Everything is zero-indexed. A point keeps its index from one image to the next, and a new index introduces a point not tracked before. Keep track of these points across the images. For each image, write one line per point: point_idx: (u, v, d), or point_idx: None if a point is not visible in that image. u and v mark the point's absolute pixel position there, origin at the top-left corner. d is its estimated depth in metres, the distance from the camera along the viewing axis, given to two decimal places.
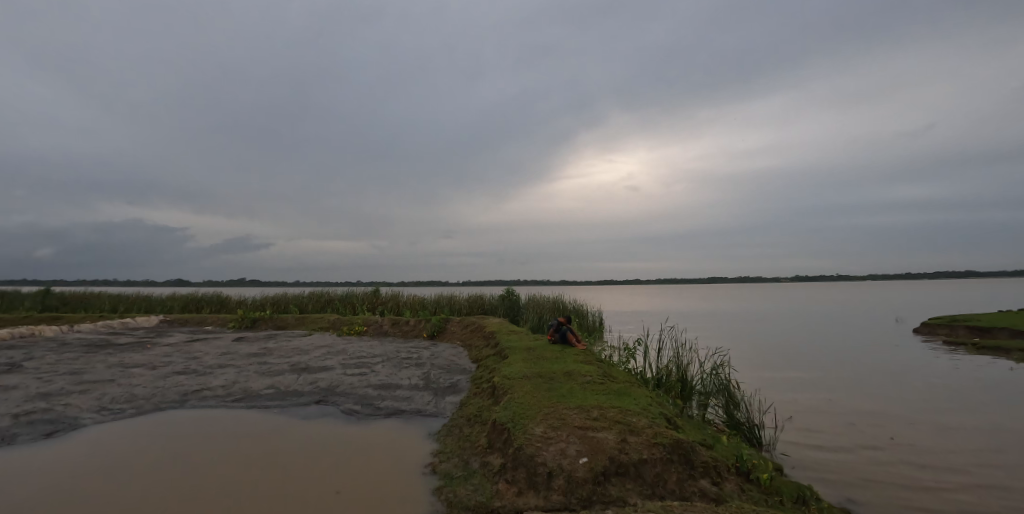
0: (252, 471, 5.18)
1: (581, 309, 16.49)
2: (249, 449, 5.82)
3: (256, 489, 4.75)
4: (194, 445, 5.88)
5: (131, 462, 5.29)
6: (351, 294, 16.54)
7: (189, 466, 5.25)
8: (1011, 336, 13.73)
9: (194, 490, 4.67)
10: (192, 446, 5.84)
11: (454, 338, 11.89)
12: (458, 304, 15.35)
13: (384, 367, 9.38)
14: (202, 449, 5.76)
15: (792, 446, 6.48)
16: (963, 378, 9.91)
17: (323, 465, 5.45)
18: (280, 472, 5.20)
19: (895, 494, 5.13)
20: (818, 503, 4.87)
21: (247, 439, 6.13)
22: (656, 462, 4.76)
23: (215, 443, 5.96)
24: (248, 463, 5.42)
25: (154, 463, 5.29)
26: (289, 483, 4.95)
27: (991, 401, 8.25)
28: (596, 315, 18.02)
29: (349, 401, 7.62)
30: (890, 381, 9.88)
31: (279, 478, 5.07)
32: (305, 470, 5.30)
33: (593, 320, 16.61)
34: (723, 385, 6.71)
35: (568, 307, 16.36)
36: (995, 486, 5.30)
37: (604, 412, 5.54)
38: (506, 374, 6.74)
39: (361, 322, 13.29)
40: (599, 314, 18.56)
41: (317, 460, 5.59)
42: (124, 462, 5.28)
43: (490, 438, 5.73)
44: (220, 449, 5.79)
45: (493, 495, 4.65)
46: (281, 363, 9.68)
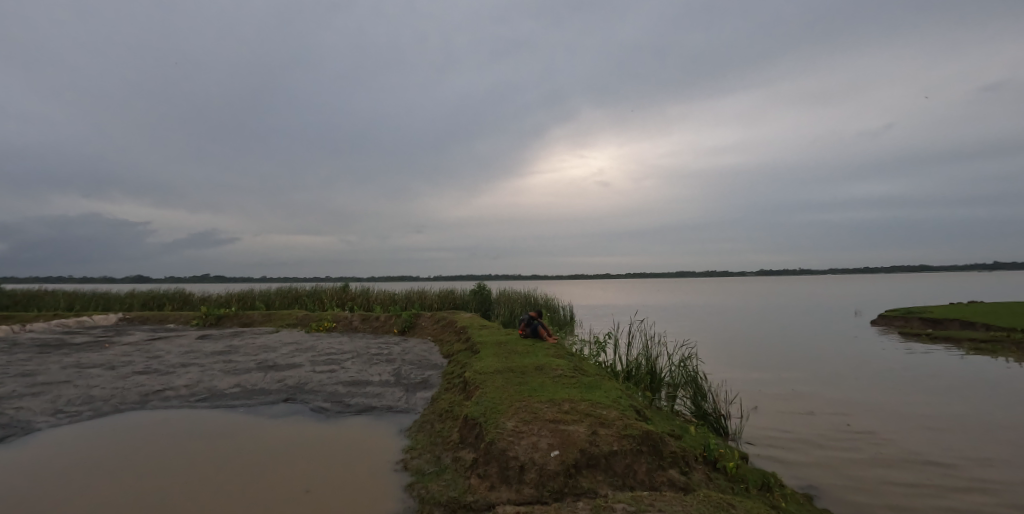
0: (222, 472, 5.04)
1: (552, 304, 16.62)
2: (217, 449, 5.68)
3: (227, 491, 4.62)
4: (158, 446, 5.67)
5: (92, 466, 5.06)
6: (319, 290, 16.13)
7: (156, 468, 5.09)
8: (961, 327, 14.56)
9: (159, 493, 4.50)
10: (156, 448, 5.62)
11: (425, 334, 11.81)
12: (430, 299, 15.24)
13: (354, 364, 9.21)
14: (169, 450, 5.58)
15: (758, 436, 6.76)
16: (921, 371, 10.45)
17: (297, 463, 5.40)
18: (251, 474, 5.05)
19: (853, 481, 5.47)
20: (781, 489, 5.08)
21: (214, 440, 5.95)
22: (626, 453, 4.84)
23: (182, 444, 5.75)
24: (217, 464, 5.25)
25: (115, 467, 5.06)
26: (257, 484, 4.81)
27: (944, 393, 8.77)
28: (567, 309, 18.15)
29: (319, 399, 7.45)
30: (853, 373, 10.32)
31: (251, 478, 4.95)
32: (277, 470, 5.16)
33: (564, 314, 16.77)
34: (691, 377, 6.80)
35: (539, 302, 16.46)
36: (940, 468, 5.76)
37: (575, 405, 5.61)
38: (478, 369, 6.68)
39: (330, 318, 13.03)
40: (569, 309, 18.50)
41: (288, 460, 5.45)
42: (86, 466, 5.05)
43: (462, 433, 5.71)
44: (187, 450, 5.60)
45: (465, 490, 4.64)
46: (246, 361, 9.41)
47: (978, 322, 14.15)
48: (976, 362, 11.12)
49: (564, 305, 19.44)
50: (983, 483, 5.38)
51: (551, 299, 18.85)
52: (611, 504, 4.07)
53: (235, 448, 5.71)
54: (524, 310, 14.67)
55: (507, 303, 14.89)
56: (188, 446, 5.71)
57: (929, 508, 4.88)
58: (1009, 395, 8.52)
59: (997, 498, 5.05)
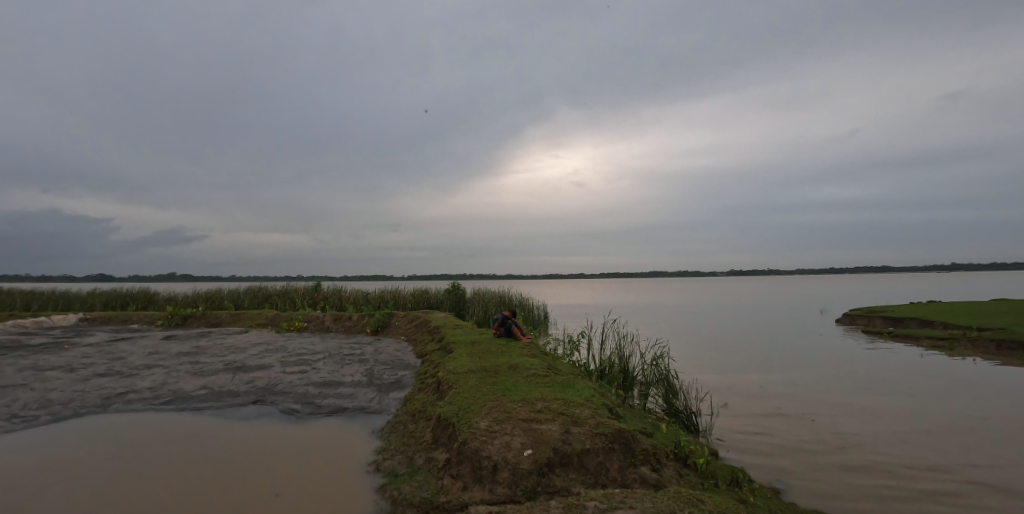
0: (189, 477, 4.90)
1: (526, 303, 16.68)
2: (184, 452, 5.51)
3: (194, 495, 4.50)
4: (122, 451, 5.48)
5: (52, 472, 4.86)
6: (290, 289, 15.80)
7: (119, 473, 4.91)
8: (920, 325, 15.20)
9: (122, 499, 4.35)
10: (120, 452, 5.43)
11: (398, 334, 11.70)
12: (403, 298, 15.11)
13: (326, 365, 9.05)
14: (133, 454, 5.39)
15: (728, 433, 6.92)
16: (882, 369, 10.85)
17: (268, 465, 5.29)
18: (221, 477, 4.93)
19: (818, 477, 5.67)
20: (748, 484, 5.21)
21: (181, 443, 5.78)
22: (598, 451, 4.89)
23: (147, 448, 5.57)
24: (184, 468, 5.10)
25: (76, 472, 4.87)
26: (227, 487, 4.70)
27: (903, 391, 9.13)
28: (542, 308, 18.24)
29: (289, 401, 7.30)
30: (819, 371, 10.65)
31: (220, 481, 4.83)
32: (247, 474, 5.05)
33: (538, 313, 16.85)
34: (663, 375, 6.90)
35: (513, 301, 16.48)
36: (898, 463, 6.04)
37: (548, 404, 5.63)
38: (452, 369, 6.65)
39: (301, 317, 12.78)
40: (544, 308, 18.59)
41: (259, 463, 5.33)
42: (45, 472, 4.84)
43: (435, 433, 5.68)
44: (153, 454, 5.42)
45: (438, 491, 4.62)
46: (213, 361, 9.16)
47: (935, 321, 14.79)
48: (934, 359, 11.63)
49: (538, 305, 19.55)
50: (941, 477, 5.61)
51: (525, 298, 18.92)
52: (584, 502, 4.11)
53: (203, 452, 5.56)
54: (498, 309, 14.68)
55: (482, 303, 14.85)
56: (154, 450, 5.53)
57: (892, 504, 5.05)
58: (964, 393, 8.92)
59: (953, 492, 5.27)
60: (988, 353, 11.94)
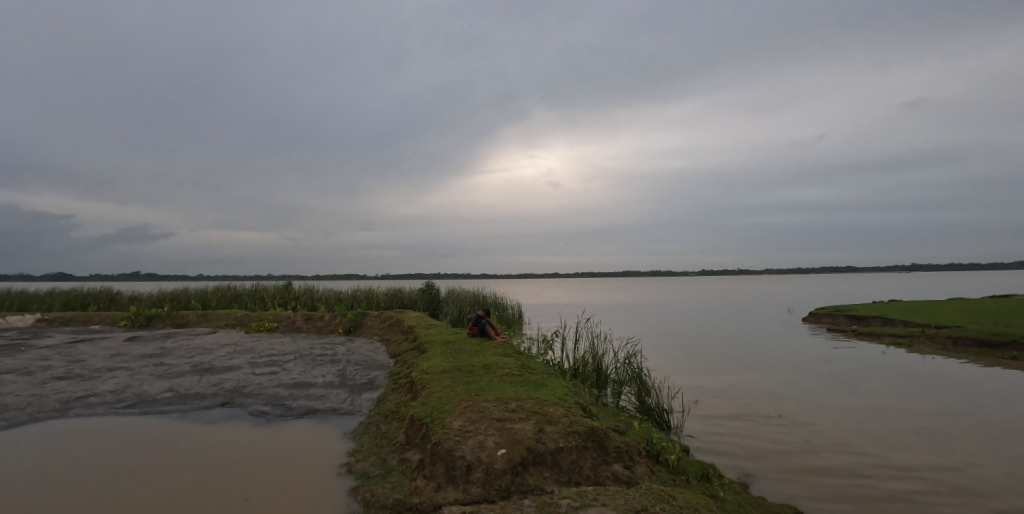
0: (153, 482, 4.75)
1: (501, 302, 16.69)
2: (149, 457, 5.35)
3: (158, 500, 4.37)
4: (81, 456, 5.28)
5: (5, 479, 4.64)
6: (260, 289, 15.45)
7: (79, 479, 4.73)
8: (882, 323, 15.79)
9: (80, 506, 4.18)
10: (80, 458, 5.23)
11: (371, 333, 11.58)
12: (377, 298, 14.94)
13: (297, 365, 8.88)
14: (93, 459, 5.20)
15: (698, 430, 7.08)
16: (847, 365, 11.22)
17: (236, 469, 5.15)
18: (187, 481, 4.80)
19: (784, 470, 5.85)
20: (718, 479, 5.33)
21: (145, 447, 5.60)
22: (572, 449, 4.92)
23: (108, 453, 5.37)
24: (147, 473, 4.95)
25: (32, 479, 4.67)
26: (193, 492, 4.58)
27: (866, 387, 9.48)
28: (516, 308, 18.28)
29: (258, 403, 7.13)
30: (787, 369, 10.95)
31: (186, 486, 4.70)
32: (213, 477, 4.92)
33: (512, 313, 16.90)
34: (636, 373, 6.98)
35: (488, 300, 16.48)
36: (858, 455, 6.28)
37: (522, 403, 5.64)
38: (425, 369, 6.60)
39: (271, 317, 12.51)
40: (519, 307, 18.63)
41: (227, 467, 5.20)
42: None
43: (408, 434, 5.63)
44: (116, 459, 5.25)
45: (411, 492, 4.58)
46: (179, 363, 8.88)
47: (897, 319, 15.37)
48: (895, 356, 12.09)
49: (513, 304, 19.59)
50: (902, 469, 5.84)
51: (500, 298, 18.94)
52: (557, 500, 4.14)
53: (169, 456, 5.39)
54: (472, 309, 14.65)
55: (456, 302, 14.80)
56: (116, 455, 5.35)
57: (857, 496, 5.24)
58: (921, 388, 9.34)
59: (914, 484, 5.49)
60: (944, 349, 12.48)
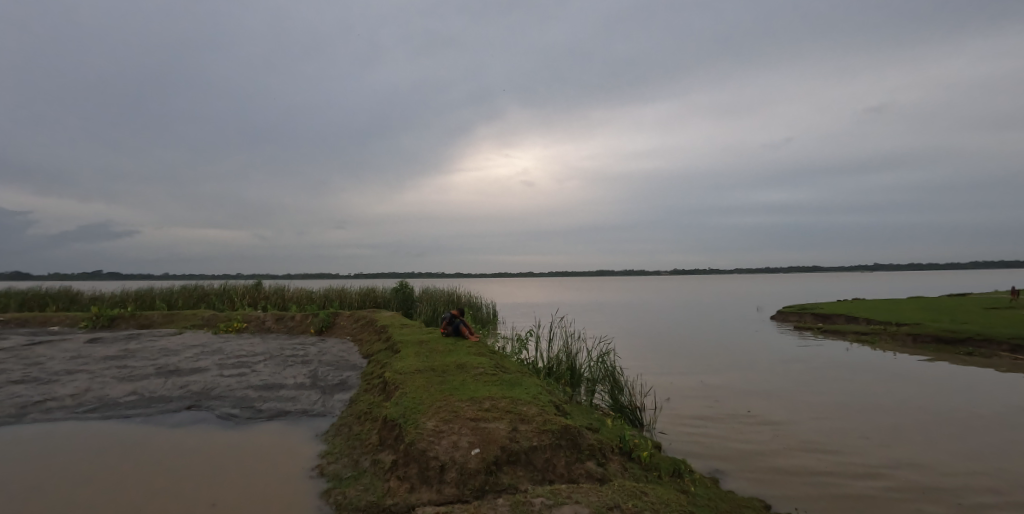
0: (116, 488, 4.59)
1: (475, 302, 16.67)
2: (111, 463, 5.16)
3: (120, 508, 4.22)
4: (39, 462, 5.06)
5: None
6: (228, 289, 15.06)
7: (36, 486, 4.54)
8: (845, 321, 16.36)
9: None
10: (38, 465, 5.01)
11: (344, 333, 11.42)
12: (349, 297, 14.75)
13: (266, 367, 8.69)
14: (51, 467, 4.99)
15: (670, 427, 7.21)
16: (813, 363, 11.57)
17: (203, 474, 5.02)
18: (152, 487, 4.66)
19: (752, 466, 6.01)
20: (690, 475, 5.43)
21: (108, 453, 5.40)
22: (546, 448, 4.95)
23: (68, 460, 5.17)
24: (109, 479, 4.78)
25: None
26: (158, 498, 4.44)
27: (830, 383, 9.80)
28: (490, 307, 18.29)
29: (226, 405, 6.95)
30: (757, 366, 11.21)
31: (150, 492, 4.56)
32: (179, 483, 4.79)
33: (487, 312, 16.91)
34: (610, 371, 7.05)
35: (462, 300, 16.44)
36: (821, 451, 6.50)
37: (496, 402, 5.64)
38: (398, 369, 6.54)
39: (240, 317, 12.22)
40: (493, 307, 18.64)
41: (194, 471, 5.06)
42: None
43: (381, 435, 5.56)
44: (76, 465, 5.05)
45: (384, 494, 4.53)
46: (143, 366, 8.58)
47: (860, 317, 15.94)
48: (859, 353, 12.52)
49: (488, 304, 19.58)
50: (863, 464, 6.07)
51: (474, 297, 18.90)
52: (531, 499, 4.15)
53: (132, 462, 5.21)
54: (446, 308, 14.60)
55: (430, 302, 14.72)
56: (77, 461, 5.14)
57: (823, 490, 5.42)
58: (882, 385, 9.72)
59: (876, 478, 5.71)
60: (905, 346, 12.99)
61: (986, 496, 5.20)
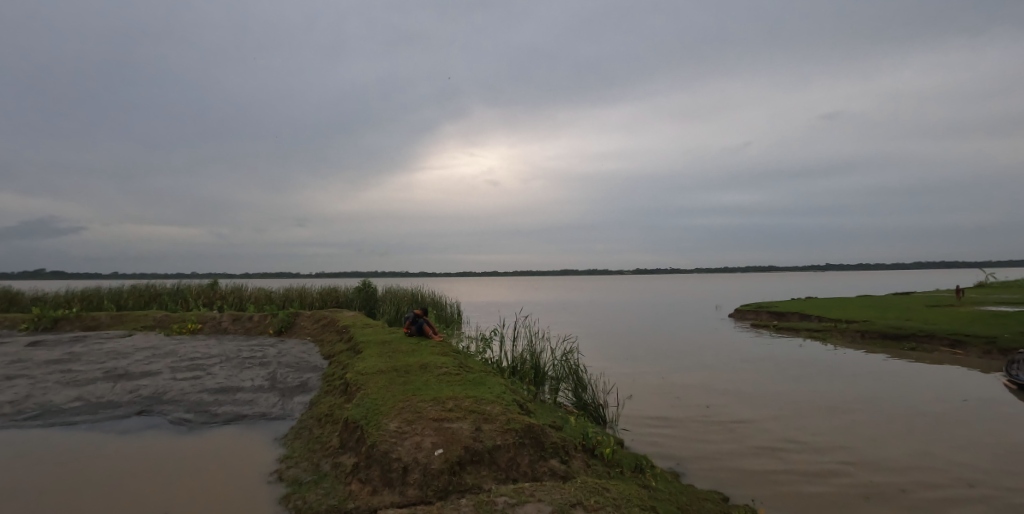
0: (54, 499, 4.34)
1: (440, 301, 16.59)
2: (51, 472, 4.88)
3: None
4: None
5: None
6: (182, 288, 14.50)
7: None
8: (799, 318, 17.06)
9: None
10: None
11: (304, 334, 11.17)
12: (310, 297, 14.44)
13: (223, 369, 8.40)
14: None
15: (632, 424, 7.35)
16: (769, 360, 12.00)
17: (152, 483, 4.80)
18: (96, 497, 4.43)
19: (711, 461, 6.19)
20: (651, 470, 5.55)
21: (48, 462, 5.10)
22: (509, 447, 4.96)
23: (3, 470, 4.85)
24: (48, 490, 4.51)
25: None
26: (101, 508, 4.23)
27: (785, 380, 10.19)
28: (455, 306, 18.22)
29: (179, 410, 6.69)
30: (717, 364, 11.56)
31: (93, 502, 4.33)
32: (125, 492, 4.56)
33: (451, 311, 16.85)
34: (573, 370, 7.13)
35: (426, 299, 16.33)
36: (775, 445, 6.76)
37: (459, 402, 5.62)
38: (360, 370, 6.43)
39: (194, 318, 11.78)
40: (458, 306, 18.59)
41: (142, 480, 4.84)
42: None
43: (343, 437, 5.46)
44: (11, 476, 4.75)
45: (345, 497, 4.45)
46: (90, 370, 8.16)
47: (812, 314, 16.65)
48: (812, 350, 13.08)
49: (453, 303, 19.52)
50: (813, 457, 6.34)
51: (439, 297, 18.83)
52: (494, 498, 4.15)
53: (75, 471, 4.94)
54: (410, 308, 14.48)
55: (393, 301, 14.57)
56: (13, 472, 4.83)
57: (777, 482, 5.63)
58: (833, 380, 10.19)
59: (825, 470, 5.97)
60: (854, 342, 13.66)
61: (928, 485, 5.52)
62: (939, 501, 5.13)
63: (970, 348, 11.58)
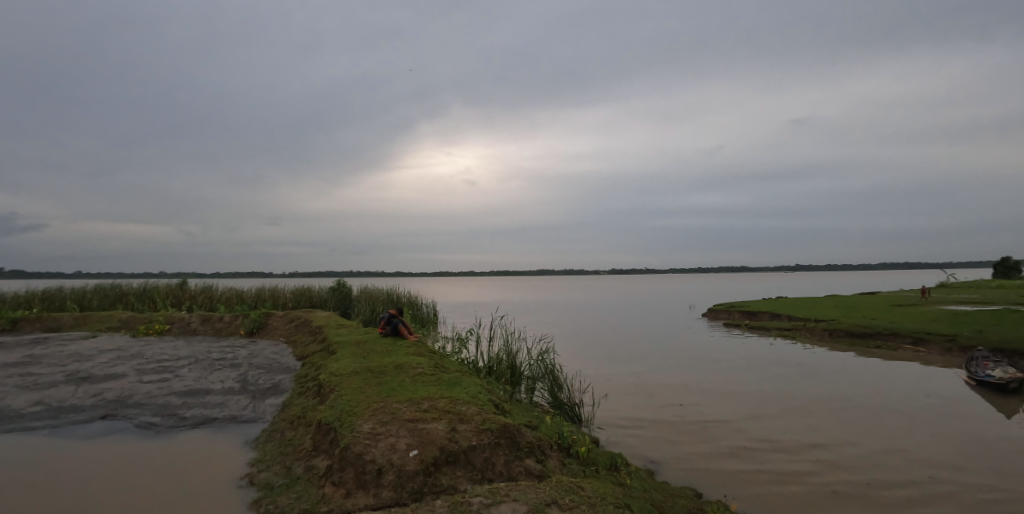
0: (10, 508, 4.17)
1: (416, 301, 16.49)
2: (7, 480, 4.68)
3: None
4: None
5: None
6: (149, 288, 14.08)
7: None
8: (770, 317, 17.49)
9: None
10: None
11: (276, 334, 10.97)
12: (282, 298, 14.20)
13: (192, 371, 8.19)
14: None
15: (607, 424, 7.42)
16: (742, 359, 12.26)
17: (116, 489, 4.65)
18: (55, 504, 4.27)
19: (685, 460, 6.30)
20: (625, 468, 5.62)
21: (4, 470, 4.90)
22: (484, 447, 4.95)
23: None
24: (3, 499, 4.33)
25: None
26: None
27: (757, 379, 10.42)
28: (431, 306, 18.14)
29: (146, 414, 6.49)
30: (691, 363, 11.75)
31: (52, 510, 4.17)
32: (86, 499, 4.40)
33: (427, 312, 16.78)
34: (549, 369, 7.17)
35: (402, 299, 16.22)
36: (746, 443, 6.92)
37: (434, 402, 5.60)
38: (333, 371, 6.35)
39: (162, 319, 11.45)
40: (433, 306, 18.50)
41: (105, 486, 4.68)
42: None
43: (316, 439, 5.38)
44: None
45: (318, 501, 4.39)
46: (50, 373, 7.86)
47: (782, 313, 17.08)
48: (782, 349, 13.41)
49: (428, 303, 19.43)
50: (783, 455, 6.50)
51: (415, 297, 18.72)
52: (470, 499, 4.14)
53: (32, 478, 4.75)
54: (386, 308, 14.36)
55: (368, 301, 14.43)
56: None
57: (748, 480, 5.76)
58: (802, 379, 10.48)
59: (794, 468, 6.13)
60: (824, 340, 14.06)
61: (891, 482, 5.71)
62: (901, 497, 5.32)
63: (932, 346, 12.03)
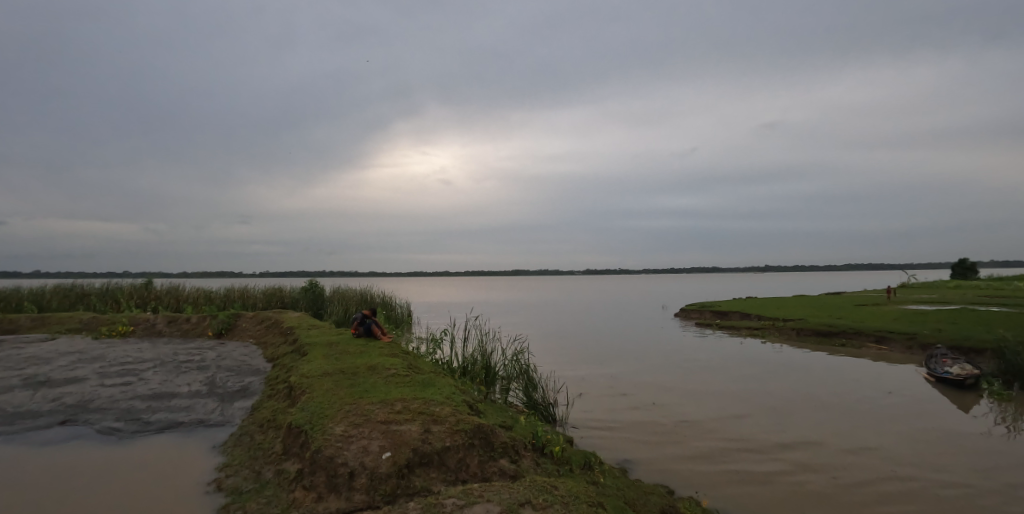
0: None
1: (390, 301, 16.38)
2: None
3: None
4: None
5: None
6: (112, 288, 13.62)
7: None
8: (741, 317, 17.92)
9: None
10: None
11: (246, 335, 10.75)
12: (252, 298, 13.92)
13: (158, 374, 7.96)
14: None
15: (582, 424, 7.50)
16: (714, 358, 12.53)
17: (75, 497, 4.49)
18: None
19: (658, 459, 6.40)
20: (599, 467, 5.69)
21: None
22: (458, 448, 4.95)
23: None
24: None
25: None
26: None
27: (727, 378, 10.66)
28: (405, 307, 18.04)
29: (108, 419, 6.28)
30: (665, 363, 11.96)
31: None
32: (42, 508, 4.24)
33: (402, 312, 16.68)
34: (524, 369, 7.20)
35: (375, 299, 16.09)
36: (717, 442, 7.08)
37: (408, 404, 5.56)
38: (304, 373, 6.25)
39: (125, 320, 11.10)
40: (408, 306, 18.39)
41: (63, 494, 4.52)
42: None
43: (286, 443, 5.29)
44: None
45: (288, 506, 4.32)
46: (4, 377, 7.52)
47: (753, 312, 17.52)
48: (753, 347, 13.75)
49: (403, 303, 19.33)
50: (752, 454, 6.67)
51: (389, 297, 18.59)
52: (443, 500, 4.12)
53: None
54: (359, 309, 14.22)
55: (341, 302, 14.27)
56: None
57: (719, 479, 5.90)
58: (771, 378, 10.76)
59: (763, 466, 6.30)
60: (793, 338, 14.49)
61: (854, 479, 5.92)
62: (863, 493, 5.52)
63: (894, 344, 12.50)
